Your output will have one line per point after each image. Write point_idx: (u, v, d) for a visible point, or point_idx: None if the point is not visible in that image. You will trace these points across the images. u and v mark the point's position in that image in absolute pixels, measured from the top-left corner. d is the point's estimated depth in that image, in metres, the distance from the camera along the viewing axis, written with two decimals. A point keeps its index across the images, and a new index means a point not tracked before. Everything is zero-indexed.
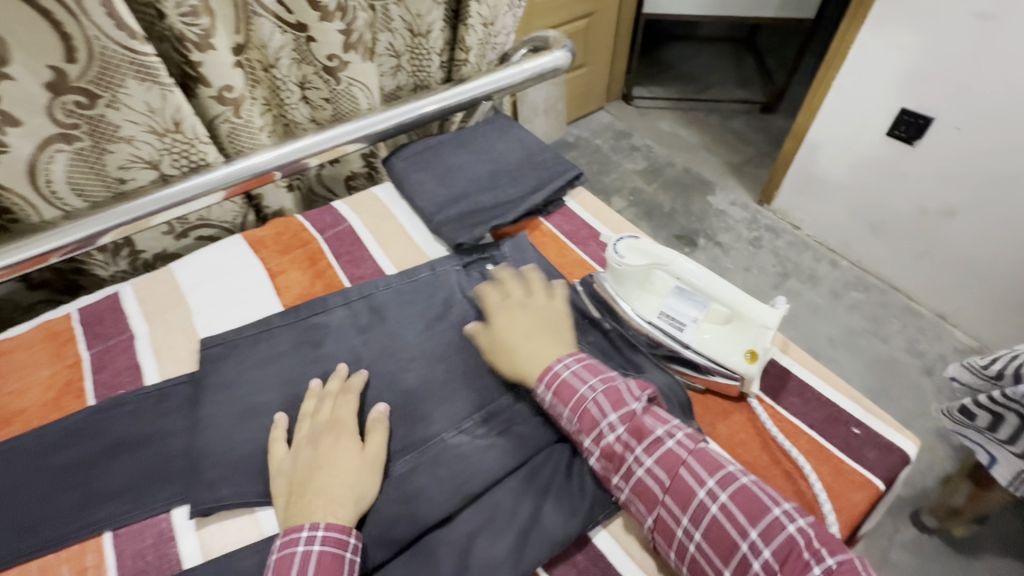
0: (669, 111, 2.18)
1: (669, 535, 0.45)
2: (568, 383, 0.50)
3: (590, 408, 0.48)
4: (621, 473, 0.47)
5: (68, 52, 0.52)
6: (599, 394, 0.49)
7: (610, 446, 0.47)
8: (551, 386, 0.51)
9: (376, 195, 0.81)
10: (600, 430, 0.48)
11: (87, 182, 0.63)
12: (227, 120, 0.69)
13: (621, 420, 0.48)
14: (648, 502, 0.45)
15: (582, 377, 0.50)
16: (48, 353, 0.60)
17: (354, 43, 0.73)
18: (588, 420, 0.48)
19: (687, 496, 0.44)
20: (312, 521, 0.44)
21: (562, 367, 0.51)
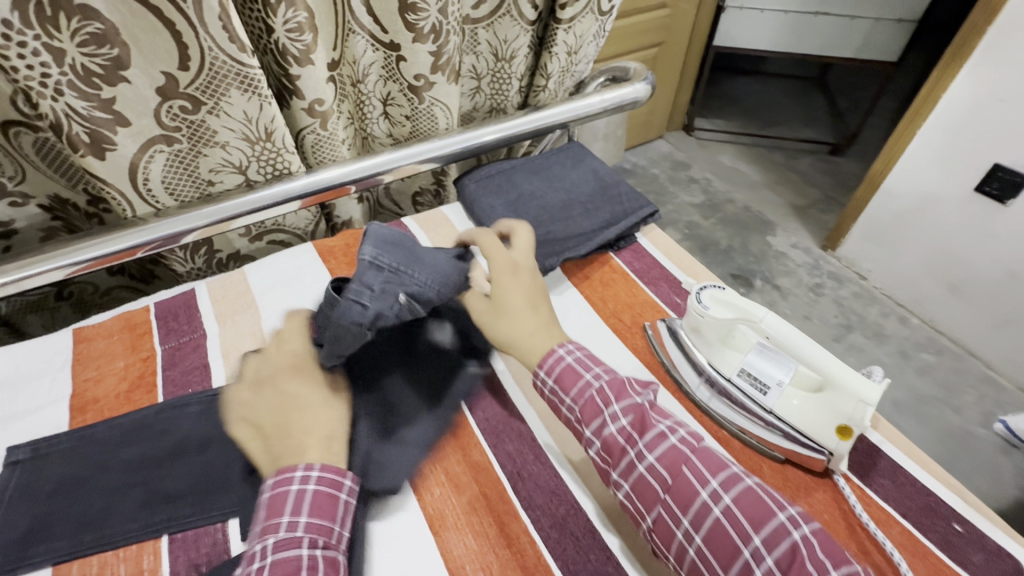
0: (732, 146, 2.12)
1: (669, 538, 0.41)
2: (572, 370, 0.49)
3: (591, 393, 0.47)
4: (621, 467, 0.44)
5: (182, 60, 0.54)
6: (603, 384, 0.48)
7: (603, 437, 0.45)
8: (553, 371, 0.50)
9: (445, 215, 0.81)
10: (601, 421, 0.46)
11: (179, 182, 0.65)
12: (314, 131, 0.71)
13: (624, 409, 0.46)
14: (647, 501, 0.42)
15: (585, 365, 0.50)
16: (125, 343, 0.62)
17: (442, 65, 0.73)
18: (591, 409, 0.47)
19: (687, 496, 0.41)
20: (306, 462, 0.44)
21: (567, 354, 0.50)
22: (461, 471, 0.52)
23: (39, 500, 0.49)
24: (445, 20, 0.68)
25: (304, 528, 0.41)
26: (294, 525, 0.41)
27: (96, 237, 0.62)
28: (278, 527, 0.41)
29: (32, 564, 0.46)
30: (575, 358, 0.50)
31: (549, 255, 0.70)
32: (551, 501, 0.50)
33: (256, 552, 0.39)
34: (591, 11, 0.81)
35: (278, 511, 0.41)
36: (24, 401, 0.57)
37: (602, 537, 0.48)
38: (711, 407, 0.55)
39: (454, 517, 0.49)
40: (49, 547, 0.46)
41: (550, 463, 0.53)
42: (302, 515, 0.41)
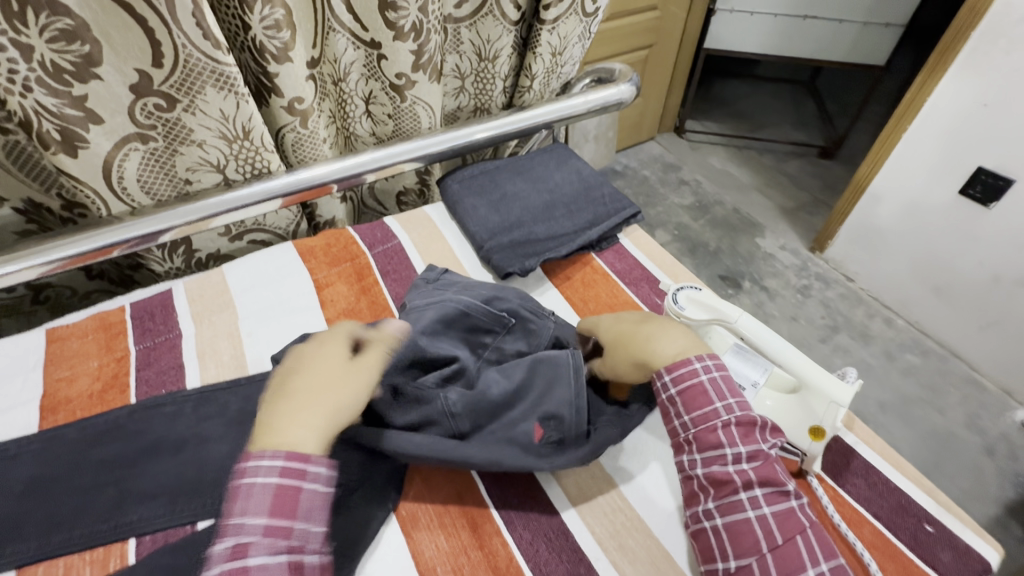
0: (722, 148, 2.13)
1: None
2: (704, 391, 0.48)
3: (713, 424, 0.47)
4: (722, 503, 0.44)
5: (156, 58, 0.54)
6: (733, 419, 0.47)
7: (716, 474, 0.45)
8: (680, 385, 0.49)
9: (427, 214, 0.81)
10: (721, 454, 0.46)
11: (155, 180, 0.65)
12: (294, 130, 0.70)
13: (749, 457, 0.45)
14: (741, 546, 0.42)
15: (720, 390, 0.48)
16: (100, 343, 0.61)
17: (424, 64, 0.73)
18: (708, 440, 0.46)
19: (795, 567, 0.40)
20: (321, 459, 0.41)
21: (702, 370, 0.49)
22: (437, 472, 0.52)
23: (5, 502, 0.48)
24: (426, 19, 0.68)
25: (302, 532, 0.39)
26: (299, 527, 0.39)
27: (70, 236, 0.62)
28: (279, 525, 0.38)
29: None
30: (711, 383, 0.48)
31: (528, 254, 0.70)
32: (526, 504, 0.50)
33: (249, 543, 0.37)
34: (575, 12, 0.81)
35: (287, 512, 0.39)
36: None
37: (574, 538, 0.49)
38: None
39: (427, 518, 0.49)
40: (15, 549, 0.46)
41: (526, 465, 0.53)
42: (301, 517, 0.39)
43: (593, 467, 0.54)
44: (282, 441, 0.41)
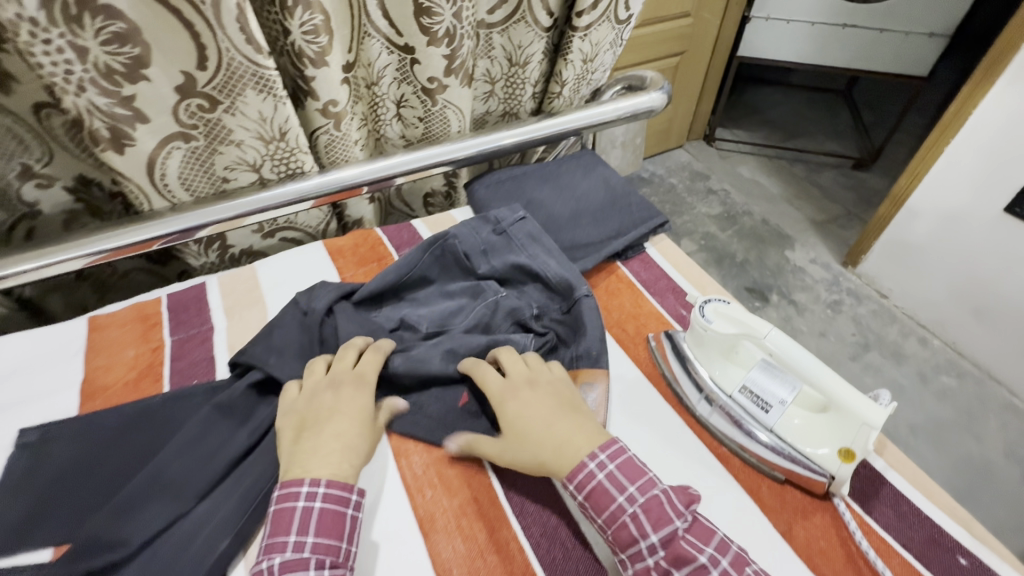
0: (752, 157, 2.09)
1: None
2: (603, 488, 0.44)
3: (614, 514, 0.43)
4: None
5: (201, 60, 0.56)
6: (638, 511, 0.43)
7: (638, 569, 0.42)
8: (584, 489, 0.45)
9: (454, 218, 0.82)
10: (638, 550, 0.42)
11: (195, 178, 0.67)
12: (327, 132, 0.72)
13: (664, 543, 0.42)
14: None
15: (619, 483, 0.44)
16: (137, 333, 0.64)
17: (456, 69, 0.73)
18: (621, 535, 0.43)
19: None
20: (312, 477, 0.44)
21: (598, 469, 0.45)
22: (453, 472, 0.52)
23: (41, 483, 0.49)
24: (459, 25, 0.69)
25: (308, 535, 0.42)
26: (300, 545, 0.41)
27: (114, 230, 0.65)
28: (281, 542, 0.41)
29: (33, 545, 0.46)
30: (593, 479, 0.45)
31: (559, 253, 0.69)
32: (544, 511, 0.50)
33: (261, 570, 0.40)
34: (607, 19, 0.81)
35: (284, 529, 0.42)
36: (38, 387, 0.58)
37: (591, 548, 0.48)
38: (712, 422, 0.54)
39: (445, 518, 0.49)
40: (48, 529, 0.47)
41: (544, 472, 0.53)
42: (297, 530, 0.42)
43: None
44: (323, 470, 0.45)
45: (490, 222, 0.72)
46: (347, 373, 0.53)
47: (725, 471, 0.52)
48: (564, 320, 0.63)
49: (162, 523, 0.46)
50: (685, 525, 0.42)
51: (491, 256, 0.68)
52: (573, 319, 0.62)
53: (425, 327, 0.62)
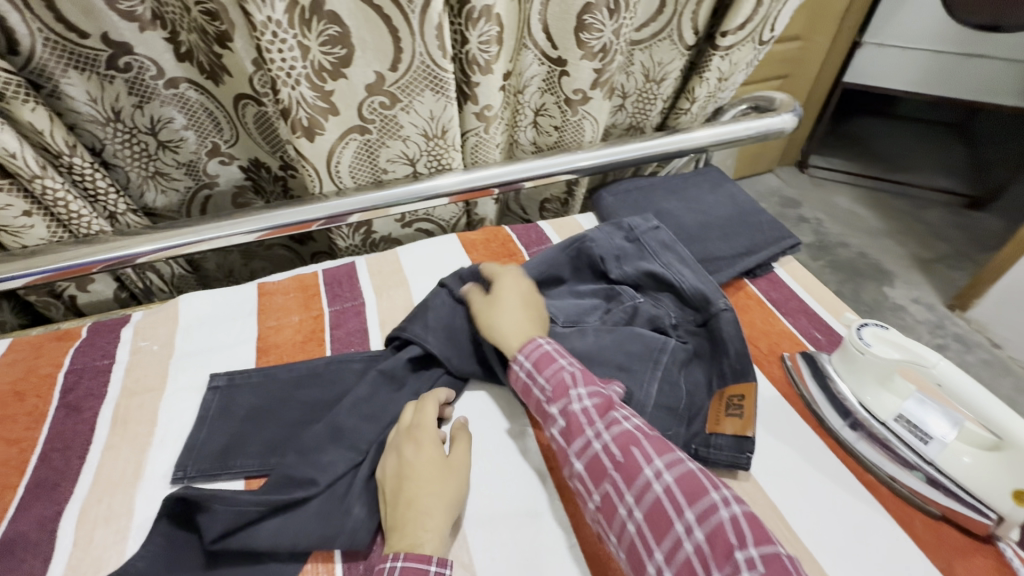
0: (849, 188, 2.00)
1: (612, 513, 0.44)
2: (547, 355, 0.54)
3: (601, 457, 0.46)
4: (578, 445, 0.47)
5: (394, 62, 0.62)
6: (575, 368, 0.52)
7: (669, 499, 0.42)
8: (544, 387, 0.52)
9: (578, 223, 0.85)
10: (568, 399, 0.50)
11: (361, 167, 0.74)
12: (477, 134, 0.77)
13: (670, 466, 0.44)
14: (597, 477, 0.46)
15: (561, 353, 0.54)
16: (300, 302, 0.71)
17: (602, 82, 0.77)
18: (631, 465, 0.44)
19: (635, 474, 0.44)
20: (390, 552, 0.44)
21: (547, 343, 0.55)
22: None
23: (233, 421, 0.57)
24: (616, 41, 0.72)
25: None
26: None
27: (286, 208, 0.72)
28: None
29: (230, 474, 0.53)
30: (569, 416, 0.49)
31: (695, 266, 0.69)
32: None
33: None
34: (751, 40, 0.81)
35: None
36: (220, 339, 0.66)
37: None
38: (859, 449, 0.54)
39: None
40: (241, 463, 0.54)
41: None
42: None
43: (755, 489, 0.52)
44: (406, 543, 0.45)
45: (624, 230, 0.74)
46: (405, 431, 0.53)
47: (874, 499, 0.51)
48: (698, 333, 0.64)
49: (341, 469, 0.52)
50: (665, 450, 0.46)
51: (625, 264, 0.70)
52: (709, 334, 0.63)
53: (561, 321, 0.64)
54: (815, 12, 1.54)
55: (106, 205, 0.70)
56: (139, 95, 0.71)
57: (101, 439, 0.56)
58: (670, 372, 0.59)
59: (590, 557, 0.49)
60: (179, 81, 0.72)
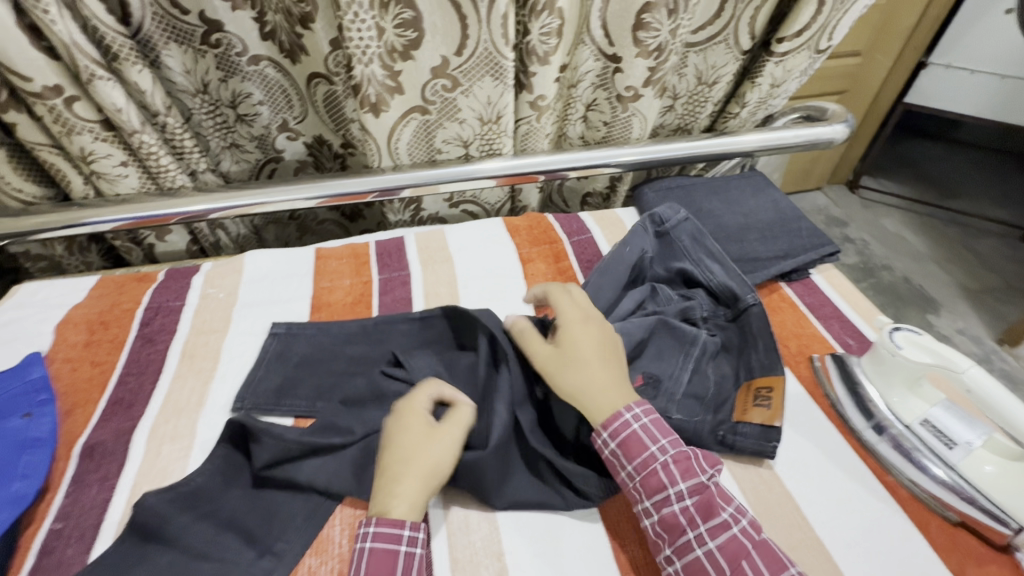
0: (899, 211, 1.94)
1: (694, 571, 0.45)
2: (622, 412, 0.51)
3: (674, 513, 0.47)
4: (655, 500, 0.48)
5: (459, 48, 0.66)
6: (648, 421, 0.50)
7: (711, 565, 0.44)
8: (617, 436, 0.50)
9: (619, 217, 0.87)
10: (648, 454, 0.49)
11: (418, 146, 0.79)
12: (529, 122, 0.81)
13: (726, 543, 0.45)
14: (675, 534, 0.46)
15: (647, 427, 0.50)
16: (352, 267, 0.76)
17: (655, 80, 0.79)
18: (696, 526, 0.46)
19: (722, 539, 0.45)
20: (363, 518, 0.47)
21: (631, 410, 0.51)
22: None
23: (288, 365, 0.62)
24: (671, 40, 0.74)
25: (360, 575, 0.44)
26: None
27: (346, 179, 0.78)
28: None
29: (281, 411, 0.58)
30: (648, 472, 0.48)
31: (726, 262, 0.71)
32: None
33: None
34: (807, 48, 0.82)
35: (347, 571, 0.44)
36: (278, 293, 0.72)
37: None
38: (879, 450, 0.55)
39: None
40: (292, 403, 0.59)
41: None
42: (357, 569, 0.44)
43: (774, 479, 0.53)
44: (376, 508, 0.48)
45: (656, 223, 0.75)
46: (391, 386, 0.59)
47: (890, 497, 0.52)
48: (728, 327, 0.67)
49: (382, 416, 0.57)
50: (740, 525, 0.46)
51: (656, 262, 0.74)
52: (739, 327, 0.65)
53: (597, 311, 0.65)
54: (879, 28, 1.50)
55: (189, 162, 0.76)
56: (224, 69, 0.77)
57: (171, 369, 0.63)
58: (699, 363, 0.61)
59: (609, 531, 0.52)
60: (261, 59, 0.78)
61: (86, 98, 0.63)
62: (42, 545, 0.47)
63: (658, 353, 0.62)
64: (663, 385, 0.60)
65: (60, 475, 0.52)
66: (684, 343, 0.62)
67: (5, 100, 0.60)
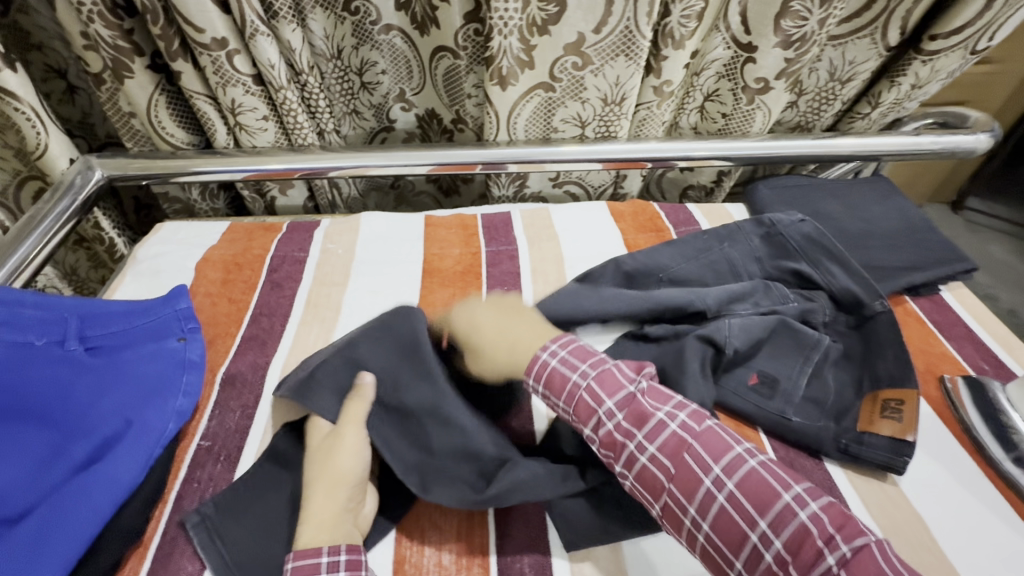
0: (1010, 238, 1.78)
1: (677, 523, 0.43)
2: (558, 373, 0.51)
3: (651, 470, 0.44)
4: (622, 461, 0.46)
5: (599, 25, 0.66)
6: (590, 380, 0.49)
7: (736, 508, 0.41)
8: (541, 379, 0.51)
9: (728, 211, 0.85)
10: (599, 418, 0.48)
11: (536, 123, 0.79)
12: (648, 108, 0.80)
13: (728, 471, 0.42)
14: (652, 490, 0.44)
15: (572, 364, 0.51)
16: (461, 238, 0.78)
17: (789, 72, 0.75)
18: (687, 478, 0.43)
19: (693, 485, 0.43)
20: (327, 547, 0.43)
21: (549, 356, 0.52)
22: None
23: None
24: (817, 31, 0.70)
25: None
26: None
27: (463, 149, 0.79)
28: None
29: None
30: (603, 433, 0.47)
31: (850, 264, 0.67)
32: None
33: None
34: (964, 48, 0.75)
35: None
36: (392, 255, 0.75)
37: None
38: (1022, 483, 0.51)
39: None
40: None
41: (823, 466, 0.55)
42: None
43: (898, 496, 0.52)
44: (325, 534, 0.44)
45: (764, 225, 0.73)
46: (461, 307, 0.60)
47: None
48: (847, 334, 0.64)
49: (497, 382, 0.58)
50: (677, 422, 0.46)
51: (765, 262, 0.71)
52: (863, 335, 0.63)
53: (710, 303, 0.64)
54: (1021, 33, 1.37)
55: (319, 121, 0.80)
56: (358, 36, 0.80)
57: (298, 314, 0.67)
58: (819, 368, 0.59)
59: None
60: (392, 28, 0.79)
61: (245, 53, 0.67)
62: (194, 459, 0.52)
63: (774, 353, 0.60)
64: (782, 386, 0.58)
65: (206, 400, 0.57)
66: (802, 347, 0.61)
67: (176, 49, 0.65)
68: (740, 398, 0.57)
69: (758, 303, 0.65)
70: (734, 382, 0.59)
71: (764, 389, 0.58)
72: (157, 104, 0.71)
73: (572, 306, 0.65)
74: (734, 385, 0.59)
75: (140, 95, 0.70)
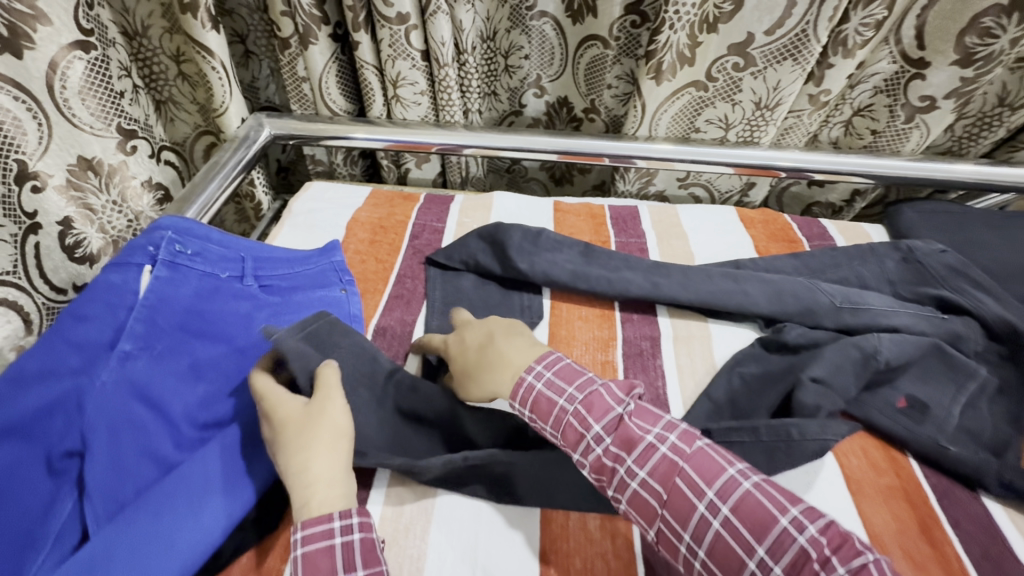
0: None
1: (673, 552, 0.39)
2: (544, 398, 0.45)
3: (643, 496, 0.40)
4: (613, 487, 0.41)
5: (773, 26, 0.66)
6: (577, 405, 0.44)
7: (733, 535, 0.36)
8: (526, 404, 0.46)
9: (865, 230, 0.82)
10: (586, 444, 0.43)
11: (678, 121, 0.80)
12: (797, 115, 0.78)
13: (723, 495, 0.37)
14: (646, 516, 0.40)
15: (557, 388, 0.45)
16: (590, 226, 0.79)
17: (962, 92, 0.72)
18: (679, 504, 0.38)
19: (685, 512, 0.38)
20: (341, 510, 0.39)
21: (534, 377, 0.46)
22: (879, 457, 0.54)
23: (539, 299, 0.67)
24: (1006, 51, 0.67)
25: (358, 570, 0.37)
26: None
27: (603, 138, 0.79)
28: None
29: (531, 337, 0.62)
30: (592, 458, 0.42)
31: (995, 291, 0.64)
32: (978, 532, 0.49)
33: None
34: None
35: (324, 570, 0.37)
36: None
37: None
38: None
39: (873, 490, 0.51)
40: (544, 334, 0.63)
41: (979, 498, 0.51)
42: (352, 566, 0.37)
43: None
44: (338, 496, 0.40)
45: (901, 249, 0.70)
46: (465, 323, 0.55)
47: None
48: (1002, 366, 0.60)
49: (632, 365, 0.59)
50: (667, 444, 0.41)
51: (899, 285, 0.67)
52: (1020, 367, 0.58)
53: (838, 300, 0.63)
54: None
55: (467, 99, 0.84)
56: (512, 21, 0.82)
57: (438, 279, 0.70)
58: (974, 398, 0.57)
59: (873, 538, 0.47)
60: (546, 15, 0.81)
61: (420, 29, 0.71)
62: None
63: (923, 376, 0.58)
64: (934, 413, 0.55)
65: None
66: (949, 372, 0.58)
67: (360, 20, 0.70)
68: (888, 418, 0.55)
69: (903, 315, 0.62)
70: (878, 401, 0.56)
71: (911, 410, 0.56)
72: (328, 70, 0.77)
73: (706, 300, 0.64)
74: (882, 405, 0.56)
75: (318, 61, 0.75)
